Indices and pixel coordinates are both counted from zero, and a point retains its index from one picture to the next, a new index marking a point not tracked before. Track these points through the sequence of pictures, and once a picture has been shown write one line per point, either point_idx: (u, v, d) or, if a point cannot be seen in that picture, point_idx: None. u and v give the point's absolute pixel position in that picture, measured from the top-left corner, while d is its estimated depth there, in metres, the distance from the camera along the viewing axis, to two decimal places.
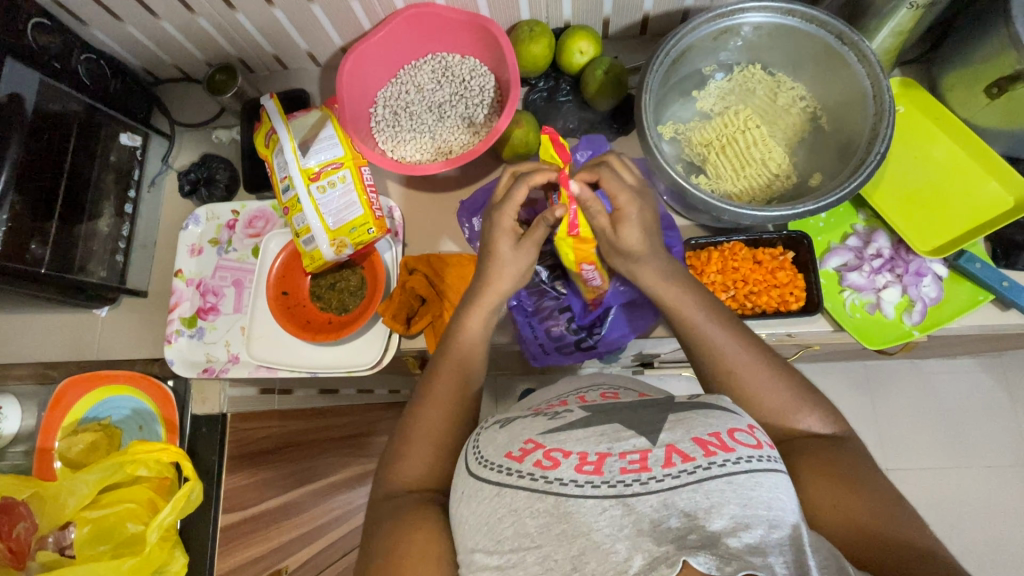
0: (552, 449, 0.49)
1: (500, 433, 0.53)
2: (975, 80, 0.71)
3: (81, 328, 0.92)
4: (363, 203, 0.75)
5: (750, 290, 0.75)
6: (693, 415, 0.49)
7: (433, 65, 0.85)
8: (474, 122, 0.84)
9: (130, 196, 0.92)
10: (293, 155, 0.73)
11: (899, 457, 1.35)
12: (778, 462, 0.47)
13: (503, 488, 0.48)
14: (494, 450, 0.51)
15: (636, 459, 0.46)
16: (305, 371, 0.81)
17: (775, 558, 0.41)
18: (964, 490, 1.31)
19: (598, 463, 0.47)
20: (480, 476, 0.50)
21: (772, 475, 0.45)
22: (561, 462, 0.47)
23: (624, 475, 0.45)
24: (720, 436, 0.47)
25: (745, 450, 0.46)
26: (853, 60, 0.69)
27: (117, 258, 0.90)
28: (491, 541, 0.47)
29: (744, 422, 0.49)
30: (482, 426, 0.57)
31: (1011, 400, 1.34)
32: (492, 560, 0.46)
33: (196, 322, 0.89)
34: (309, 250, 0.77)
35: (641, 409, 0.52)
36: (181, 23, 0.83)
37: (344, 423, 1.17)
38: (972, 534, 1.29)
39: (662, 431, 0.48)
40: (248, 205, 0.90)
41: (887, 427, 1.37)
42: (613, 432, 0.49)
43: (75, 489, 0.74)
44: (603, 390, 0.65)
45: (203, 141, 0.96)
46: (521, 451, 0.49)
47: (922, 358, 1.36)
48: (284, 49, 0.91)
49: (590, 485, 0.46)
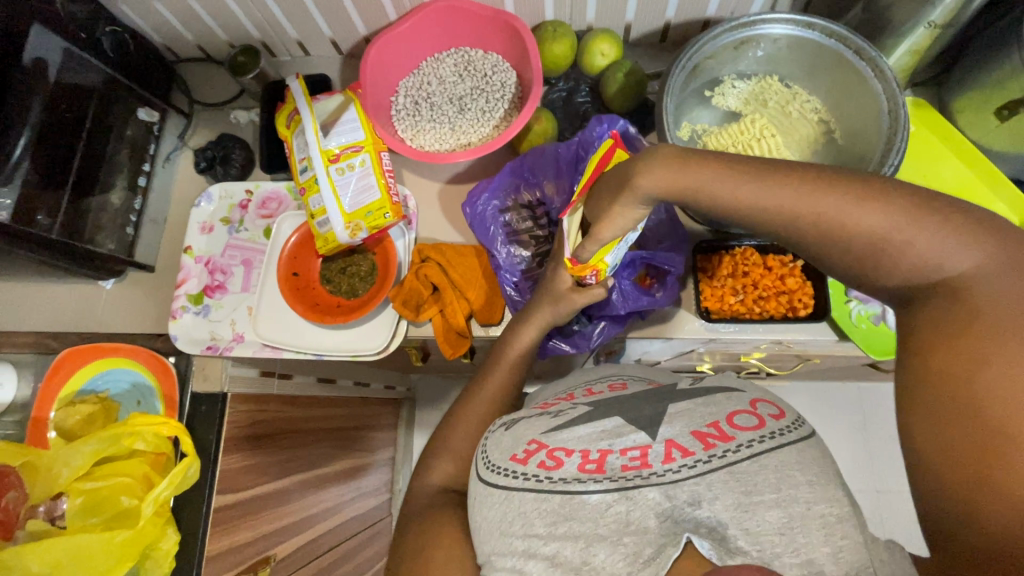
0: (555, 448, 0.49)
1: (504, 437, 0.54)
2: (984, 103, 0.73)
3: (86, 300, 0.91)
4: (381, 187, 0.75)
5: (759, 295, 0.75)
6: (692, 406, 0.50)
7: (455, 58, 0.86)
8: (494, 115, 0.84)
9: (143, 170, 0.92)
10: (315, 136, 0.73)
11: (888, 479, 1.36)
12: (787, 437, 0.46)
13: (512, 492, 0.48)
14: (499, 454, 0.52)
15: (637, 456, 0.47)
16: (312, 354, 0.81)
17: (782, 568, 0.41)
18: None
19: (600, 460, 0.48)
20: (488, 481, 0.50)
21: (776, 456, 0.45)
22: (563, 461, 0.48)
23: (625, 471, 0.46)
24: (719, 426, 0.48)
25: (745, 435, 0.46)
26: (869, 77, 0.70)
27: (127, 231, 0.89)
28: (505, 544, 0.47)
29: (745, 401, 0.50)
30: (487, 433, 0.58)
31: None
32: (509, 561, 0.46)
33: (203, 299, 0.88)
34: (323, 232, 0.77)
35: (642, 399, 0.53)
36: (209, 2, 0.84)
37: (339, 414, 1.18)
38: None
39: (661, 426, 0.49)
40: (261, 185, 0.90)
41: (878, 448, 1.38)
42: (614, 428, 0.50)
43: (69, 460, 0.73)
44: (611, 380, 0.64)
45: (220, 122, 0.96)
46: (526, 453, 0.50)
47: None
48: (307, 35, 0.91)
49: (593, 481, 0.46)
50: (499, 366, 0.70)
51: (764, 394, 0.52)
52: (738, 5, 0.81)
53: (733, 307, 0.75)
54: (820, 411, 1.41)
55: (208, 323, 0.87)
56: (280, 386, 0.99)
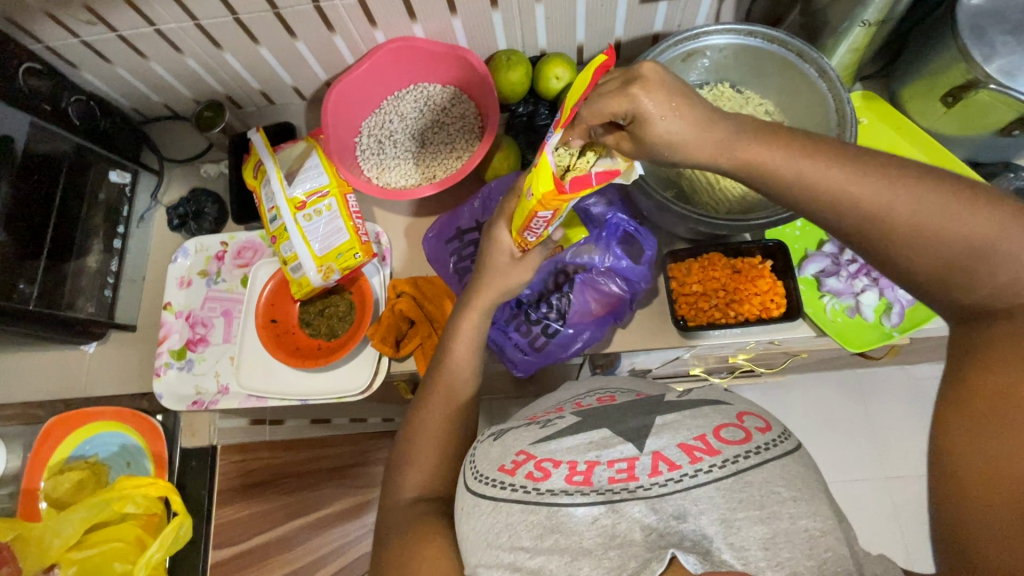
0: (543, 459, 0.50)
1: (493, 447, 0.54)
2: (930, 91, 0.75)
3: (68, 365, 0.90)
4: (349, 228, 0.76)
5: (730, 299, 0.74)
6: (680, 419, 0.50)
7: (414, 95, 0.89)
8: (456, 147, 0.87)
9: (119, 232, 0.92)
10: (279, 185, 0.75)
11: (896, 465, 1.35)
12: (767, 452, 0.46)
13: (499, 502, 0.49)
14: (488, 465, 0.52)
15: (623, 468, 0.48)
16: (295, 400, 0.81)
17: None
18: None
19: (587, 472, 0.48)
20: (476, 491, 0.51)
21: (760, 471, 0.45)
22: (551, 473, 0.49)
23: (613, 484, 0.47)
24: (704, 439, 0.48)
25: (732, 450, 0.46)
26: (814, 76, 0.72)
27: (106, 293, 0.90)
28: (490, 557, 0.47)
29: (732, 414, 0.50)
30: (477, 442, 0.58)
31: None
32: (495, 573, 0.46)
33: (186, 354, 0.88)
34: (297, 277, 0.78)
35: (628, 410, 0.53)
36: (171, 64, 0.87)
37: (341, 452, 1.18)
38: None
39: (649, 437, 0.49)
40: (236, 236, 0.91)
41: (883, 434, 1.37)
42: (602, 438, 0.50)
43: (60, 529, 0.72)
44: (599, 395, 0.63)
45: (191, 176, 0.97)
46: (514, 463, 0.50)
47: (911, 364, 1.37)
48: (270, 85, 0.94)
49: (580, 493, 0.47)
50: (454, 362, 0.68)
51: (752, 407, 0.53)
52: (683, 19, 0.83)
53: (706, 312, 0.75)
54: (820, 403, 1.41)
55: (192, 377, 0.87)
56: (272, 431, 1.01)
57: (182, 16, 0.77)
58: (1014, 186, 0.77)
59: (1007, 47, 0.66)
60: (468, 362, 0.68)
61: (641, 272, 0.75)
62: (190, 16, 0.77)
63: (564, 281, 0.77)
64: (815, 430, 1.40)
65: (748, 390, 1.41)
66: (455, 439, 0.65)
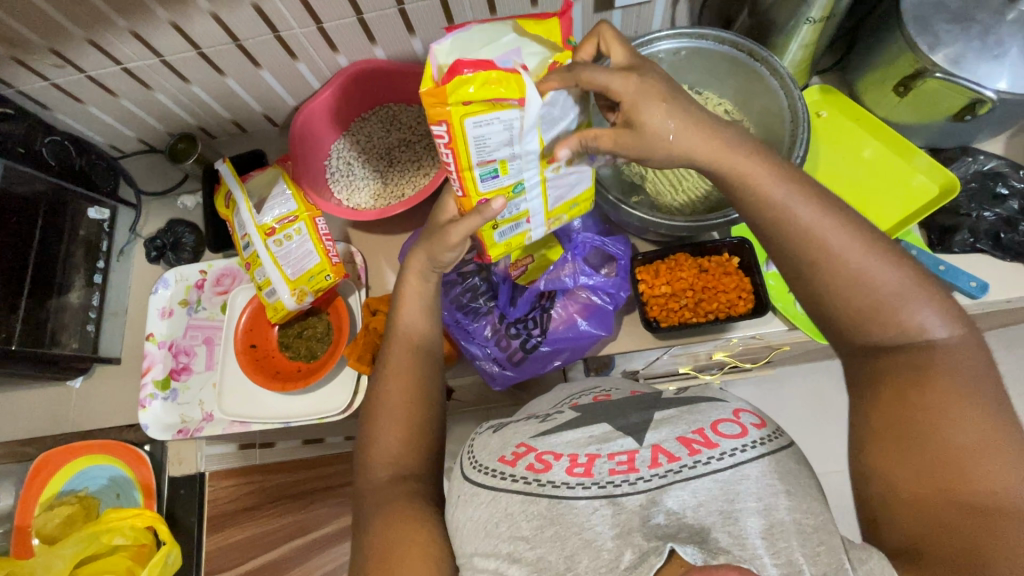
0: (543, 452, 0.53)
1: (492, 439, 0.57)
2: (883, 81, 0.75)
3: (55, 401, 0.91)
4: (320, 251, 0.77)
5: (699, 300, 0.76)
6: (679, 416, 0.53)
7: (380, 115, 0.91)
8: (423, 163, 0.88)
9: (99, 266, 0.93)
10: (249, 214, 0.77)
11: None
12: (765, 447, 0.49)
13: (498, 492, 0.51)
14: (487, 455, 0.55)
15: (623, 460, 0.50)
16: (278, 423, 0.81)
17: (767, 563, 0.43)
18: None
19: (588, 464, 0.51)
20: (475, 480, 0.54)
21: (757, 464, 0.48)
22: (552, 465, 0.52)
23: (613, 476, 0.50)
24: (704, 433, 0.51)
25: (730, 443, 0.49)
26: (766, 74, 0.73)
27: (88, 328, 0.90)
28: (488, 544, 0.50)
29: (729, 410, 0.53)
30: (476, 434, 0.62)
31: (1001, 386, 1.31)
32: (491, 562, 0.49)
33: (169, 383, 0.89)
34: (272, 301, 0.79)
35: (627, 407, 0.57)
36: (141, 100, 0.89)
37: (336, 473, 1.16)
38: None
39: (648, 432, 0.52)
40: (213, 264, 0.92)
41: None
42: (602, 433, 0.54)
43: (49, 565, 0.74)
44: (594, 393, 0.66)
45: (168, 208, 0.99)
46: (514, 455, 0.54)
47: None
48: (240, 114, 0.95)
49: (580, 486, 0.50)
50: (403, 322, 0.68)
51: (747, 405, 0.55)
52: (639, 25, 0.84)
53: (678, 312, 0.76)
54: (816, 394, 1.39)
55: (176, 407, 0.88)
56: (264, 455, 1.02)
57: (147, 54, 0.79)
58: (973, 170, 0.78)
59: (950, 35, 0.66)
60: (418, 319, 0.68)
61: (620, 284, 0.75)
62: (155, 53, 0.79)
63: (543, 296, 0.77)
64: (812, 422, 1.39)
65: (743, 386, 1.40)
66: (418, 409, 0.64)
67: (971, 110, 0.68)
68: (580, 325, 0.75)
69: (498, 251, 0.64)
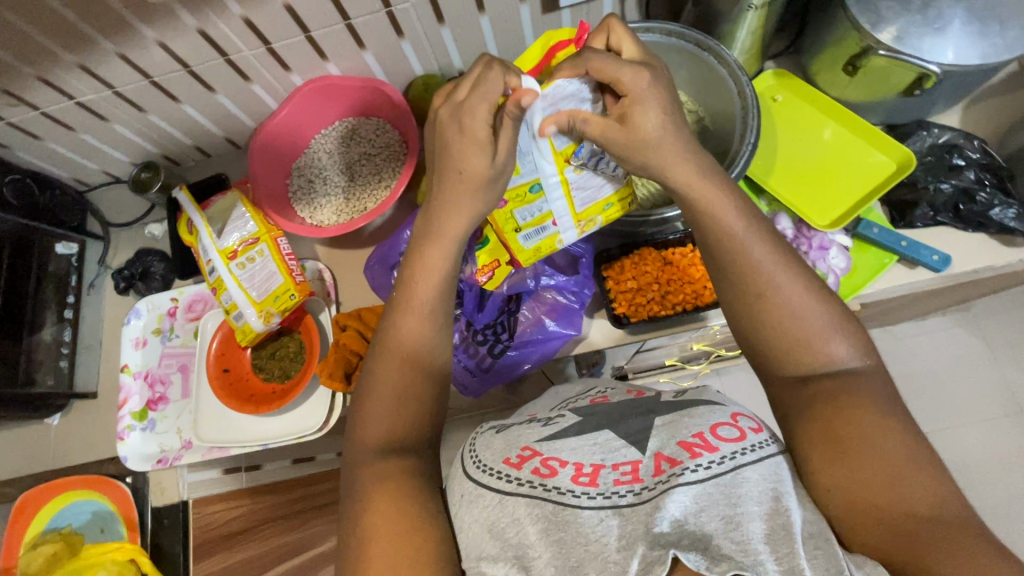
0: (550, 457, 0.53)
1: (496, 439, 0.57)
2: (832, 62, 0.75)
3: (35, 440, 0.91)
4: (283, 270, 0.77)
5: (666, 292, 0.75)
6: (679, 419, 0.54)
7: (340, 131, 0.92)
8: (385, 177, 0.89)
9: (69, 301, 0.92)
10: (210, 239, 0.76)
11: None
12: (764, 450, 0.50)
13: (506, 494, 0.51)
14: (493, 456, 0.55)
15: (628, 471, 0.51)
16: (257, 445, 0.81)
17: (768, 562, 0.43)
18: (970, 450, 1.26)
19: (593, 474, 0.51)
20: (482, 482, 0.53)
21: (756, 468, 0.48)
22: (558, 470, 0.52)
23: (618, 486, 0.50)
24: (703, 436, 0.51)
25: (729, 446, 0.50)
26: (714, 63, 0.73)
27: (62, 364, 0.90)
28: (493, 548, 0.49)
29: (727, 414, 0.53)
30: (477, 434, 0.61)
31: (992, 353, 1.30)
32: (498, 568, 0.48)
33: (147, 414, 0.88)
34: (239, 325, 0.78)
35: (632, 410, 0.58)
36: (100, 132, 0.88)
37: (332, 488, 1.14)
38: (987, 493, 1.22)
39: (650, 439, 0.53)
40: (185, 290, 0.92)
41: None
42: (606, 442, 0.54)
43: None
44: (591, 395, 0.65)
45: (136, 237, 0.98)
46: (520, 458, 0.53)
47: (896, 324, 1.32)
48: (203, 139, 0.95)
49: (586, 496, 0.50)
50: (417, 291, 0.59)
51: (743, 409, 0.56)
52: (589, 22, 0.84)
53: (645, 306, 0.75)
54: None
55: (155, 436, 0.87)
56: (251, 478, 1.03)
57: (99, 86, 0.79)
58: (928, 143, 0.79)
59: (892, 12, 0.65)
60: (436, 285, 0.59)
61: (584, 283, 0.76)
62: (107, 85, 0.79)
63: (510, 300, 0.77)
64: None
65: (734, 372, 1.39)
66: (418, 394, 0.57)
67: (919, 84, 0.68)
68: (549, 327, 0.75)
69: (527, 256, 0.69)
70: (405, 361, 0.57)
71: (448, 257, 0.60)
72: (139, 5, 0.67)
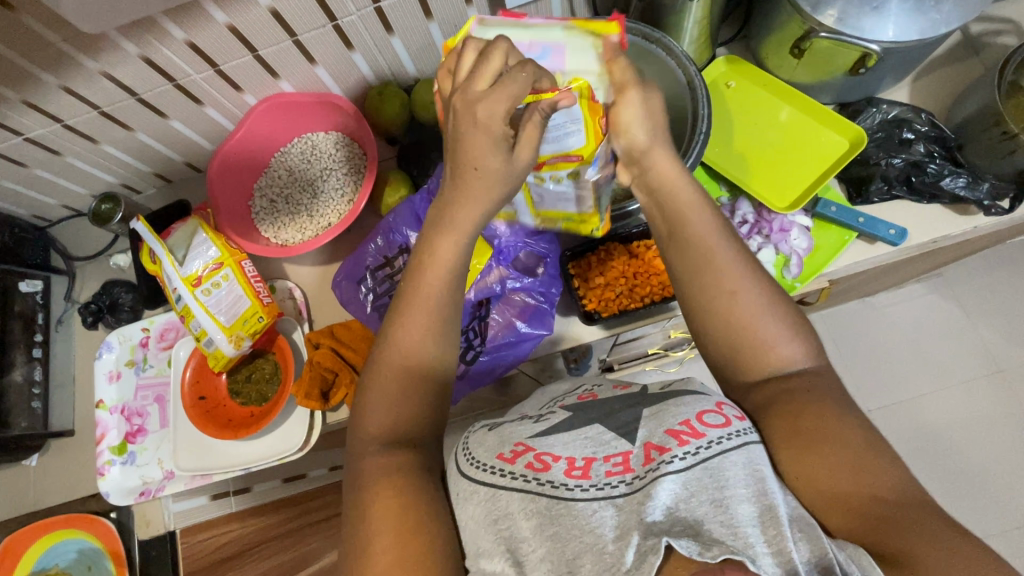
0: (542, 452, 0.53)
1: (489, 436, 0.57)
2: (779, 46, 0.76)
3: (15, 483, 0.90)
4: (250, 294, 0.77)
5: (634, 285, 0.76)
6: (665, 407, 0.54)
7: (300, 147, 0.91)
8: (347, 191, 0.89)
9: (38, 340, 0.90)
10: (172, 267, 0.75)
11: (888, 395, 1.31)
12: (749, 436, 0.50)
13: (497, 489, 0.51)
14: (485, 452, 0.55)
15: (619, 462, 0.52)
16: (239, 469, 0.81)
17: (759, 546, 0.43)
18: (951, 412, 1.28)
19: (585, 467, 0.52)
20: (473, 477, 0.53)
21: (742, 452, 0.49)
22: (551, 464, 0.52)
23: (610, 477, 0.51)
24: (691, 423, 0.51)
25: (716, 432, 0.50)
26: (663, 55, 0.73)
27: (35, 404, 0.88)
28: (489, 543, 0.49)
29: (712, 402, 0.53)
30: (470, 431, 0.62)
31: (966, 314, 1.33)
32: (495, 564, 0.48)
33: (126, 447, 0.88)
34: (211, 351, 0.78)
35: (614, 406, 0.58)
36: (53, 166, 0.86)
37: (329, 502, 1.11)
38: (971, 452, 1.25)
39: (641, 427, 0.54)
40: (155, 320, 0.91)
41: (862, 364, 1.33)
42: (598, 435, 0.54)
43: None
44: (581, 391, 0.66)
45: (103, 269, 0.96)
46: (513, 452, 0.54)
47: (872, 294, 1.34)
48: (162, 164, 0.94)
49: (579, 488, 0.50)
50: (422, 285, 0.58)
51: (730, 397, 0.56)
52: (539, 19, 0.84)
53: (615, 301, 0.76)
54: None
55: (136, 469, 0.87)
56: (240, 501, 1.04)
57: (46, 121, 0.77)
58: (878, 119, 0.80)
59: None
60: (440, 280, 0.58)
61: (550, 282, 0.76)
62: (55, 118, 0.78)
63: (479, 305, 0.78)
64: None
65: None
66: (424, 388, 0.57)
67: (863, 63, 0.69)
68: (520, 328, 0.75)
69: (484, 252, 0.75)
70: (415, 355, 0.57)
71: (456, 251, 0.59)
72: (77, 37, 0.66)
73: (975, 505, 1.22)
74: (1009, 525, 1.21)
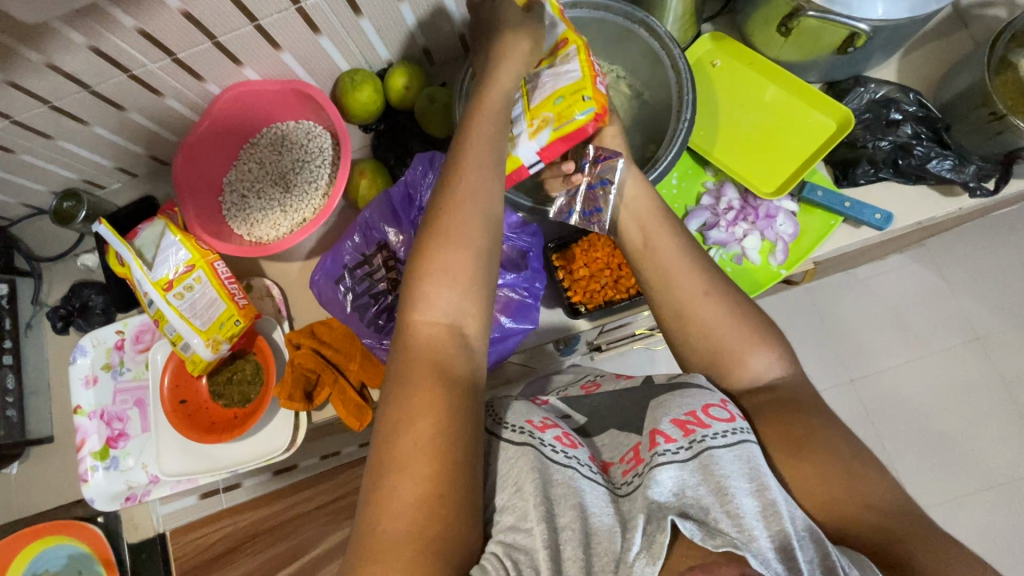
0: (568, 432, 0.54)
1: (519, 404, 0.57)
2: (766, 23, 0.73)
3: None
4: (225, 297, 0.75)
5: (619, 275, 0.76)
6: (670, 396, 0.53)
7: (269, 138, 0.88)
8: (320, 183, 0.85)
9: (7, 346, 0.86)
10: (139, 271, 0.71)
11: (871, 365, 1.33)
12: (750, 433, 0.50)
13: (528, 448, 0.51)
14: (517, 416, 0.55)
15: (632, 458, 0.52)
16: (225, 471, 0.80)
17: (762, 537, 0.44)
18: (932, 379, 1.31)
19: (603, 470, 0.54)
20: (505, 437, 0.53)
21: (747, 446, 0.49)
22: (577, 445, 0.53)
23: (625, 476, 0.51)
24: (696, 413, 0.51)
25: (721, 424, 0.50)
26: (646, 37, 0.70)
27: (9, 413, 0.85)
28: (514, 502, 0.48)
29: (716, 397, 0.53)
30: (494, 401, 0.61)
31: (947, 284, 1.34)
32: (517, 523, 0.47)
33: (108, 453, 0.86)
34: (188, 355, 0.76)
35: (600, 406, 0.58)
36: (6, 164, 0.81)
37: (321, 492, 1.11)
38: (950, 417, 1.29)
39: (646, 418, 0.53)
40: (129, 322, 0.88)
41: (846, 336, 1.35)
42: (615, 439, 0.56)
43: None
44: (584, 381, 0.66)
45: (71, 270, 0.92)
46: (542, 423, 0.54)
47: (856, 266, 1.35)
48: (124, 159, 0.89)
49: (596, 474, 0.51)
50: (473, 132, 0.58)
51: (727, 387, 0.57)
52: None
53: (600, 292, 0.76)
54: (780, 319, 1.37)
55: (120, 475, 0.86)
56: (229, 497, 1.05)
57: None
58: (866, 99, 0.77)
59: None
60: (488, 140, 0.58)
61: (534, 276, 0.74)
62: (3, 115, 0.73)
63: None
64: None
65: None
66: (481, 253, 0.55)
67: (851, 42, 0.67)
68: (505, 324, 0.73)
69: None
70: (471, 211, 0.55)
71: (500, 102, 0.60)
72: (17, 29, 0.61)
73: (952, 468, 1.26)
74: (985, 485, 1.25)
